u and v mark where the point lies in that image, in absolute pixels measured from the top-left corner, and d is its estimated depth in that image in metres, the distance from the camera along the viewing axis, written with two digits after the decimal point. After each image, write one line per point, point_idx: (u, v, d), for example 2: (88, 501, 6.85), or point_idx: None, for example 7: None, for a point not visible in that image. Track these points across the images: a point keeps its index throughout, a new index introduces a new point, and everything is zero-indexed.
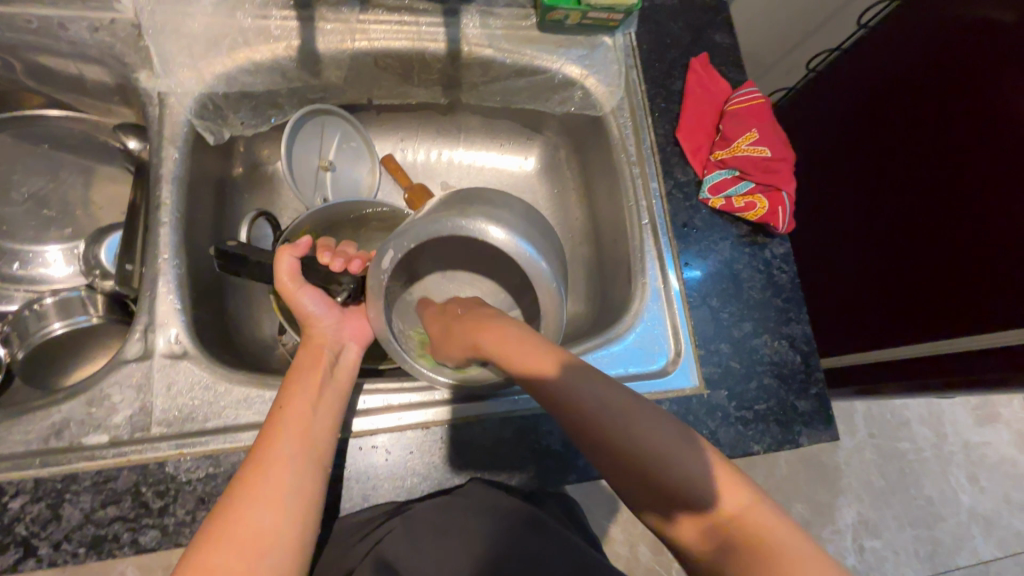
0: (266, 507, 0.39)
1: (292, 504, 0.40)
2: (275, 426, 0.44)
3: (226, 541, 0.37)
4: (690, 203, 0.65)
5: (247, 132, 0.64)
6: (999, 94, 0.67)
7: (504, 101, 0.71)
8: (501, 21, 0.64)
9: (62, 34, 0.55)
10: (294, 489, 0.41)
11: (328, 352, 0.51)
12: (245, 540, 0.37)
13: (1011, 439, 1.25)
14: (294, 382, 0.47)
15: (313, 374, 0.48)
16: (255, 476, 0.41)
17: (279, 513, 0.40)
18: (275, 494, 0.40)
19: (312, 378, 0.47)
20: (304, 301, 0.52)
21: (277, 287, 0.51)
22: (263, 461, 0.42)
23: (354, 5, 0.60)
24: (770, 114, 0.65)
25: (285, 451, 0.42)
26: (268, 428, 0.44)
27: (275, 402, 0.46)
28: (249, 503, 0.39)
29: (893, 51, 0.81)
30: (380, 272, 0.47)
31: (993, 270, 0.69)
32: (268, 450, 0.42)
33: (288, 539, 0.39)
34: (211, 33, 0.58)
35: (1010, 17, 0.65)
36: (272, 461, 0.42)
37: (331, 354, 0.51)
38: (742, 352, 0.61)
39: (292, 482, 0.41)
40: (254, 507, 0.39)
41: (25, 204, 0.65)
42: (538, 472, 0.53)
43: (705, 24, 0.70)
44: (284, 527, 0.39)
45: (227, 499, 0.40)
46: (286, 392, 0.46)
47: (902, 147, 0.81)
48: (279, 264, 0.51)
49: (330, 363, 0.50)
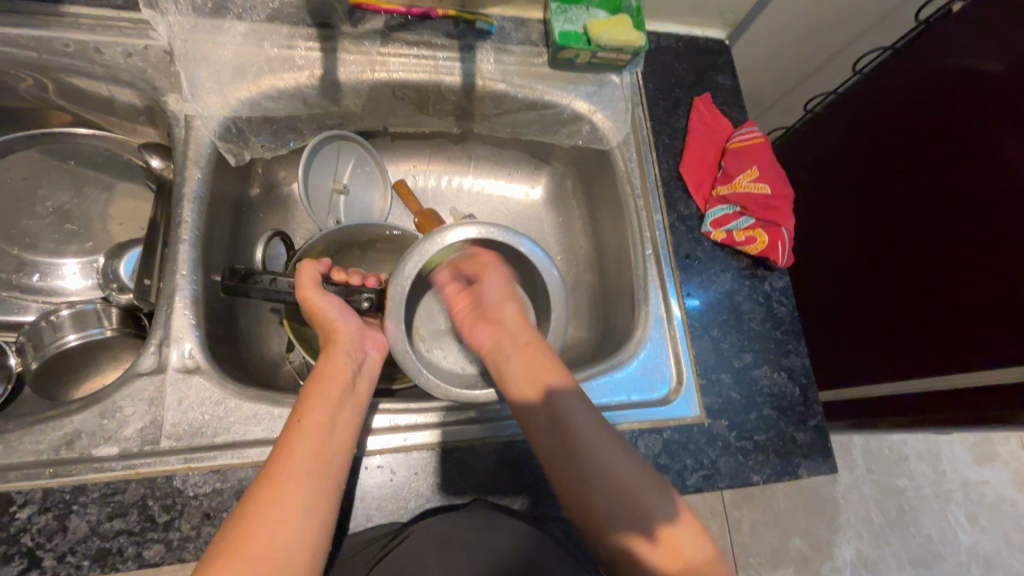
0: (280, 522, 0.40)
1: (306, 519, 0.41)
2: (295, 435, 0.44)
3: (242, 552, 0.38)
4: (692, 235, 0.67)
5: (267, 154, 0.66)
6: (990, 141, 0.70)
7: (514, 132, 0.74)
8: (514, 58, 0.67)
9: (97, 58, 0.57)
10: (308, 501, 0.42)
11: (350, 361, 0.52)
12: (259, 552, 0.38)
13: (1008, 477, 1.24)
14: (314, 391, 0.48)
15: (334, 383, 0.49)
16: (270, 488, 0.41)
17: (292, 527, 0.40)
18: (290, 508, 0.41)
19: (333, 389, 0.48)
20: (329, 309, 0.53)
21: (302, 297, 0.52)
22: (278, 473, 0.42)
23: (375, 38, 0.63)
24: (769, 152, 0.67)
25: (306, 463, 0.43)
26: (285, 437, 0.45)
27: (295, 413, 0.46)
28: (262, 516, 0.40)
29: (887, 96, 0.84)
30: (404, 278, 0.53)
31: (988, 313, 0.71)
32: (284, 460, 0.43)
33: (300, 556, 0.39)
34: (238, 61, 0.60)
35: (998, 68, 0.69)
36: (287, 473, 0.42)
37: (354, 363, 0.52)
38: (742, 382, 0.62)
39: (306, 494, 0.42)
40: (270, 523, 0.39)
41: (49, 217, 0.66)
42: (542, 496, 0.54)
43: (708, 66, 0.74)
44: (297, 538, 0.40)
45: (243, 509, 0.40)
46: (306, 401, 0.47)
47: (897, 190, 0.83)
48: (302, 272, 0.53)
49: (352, 374, 0.51)
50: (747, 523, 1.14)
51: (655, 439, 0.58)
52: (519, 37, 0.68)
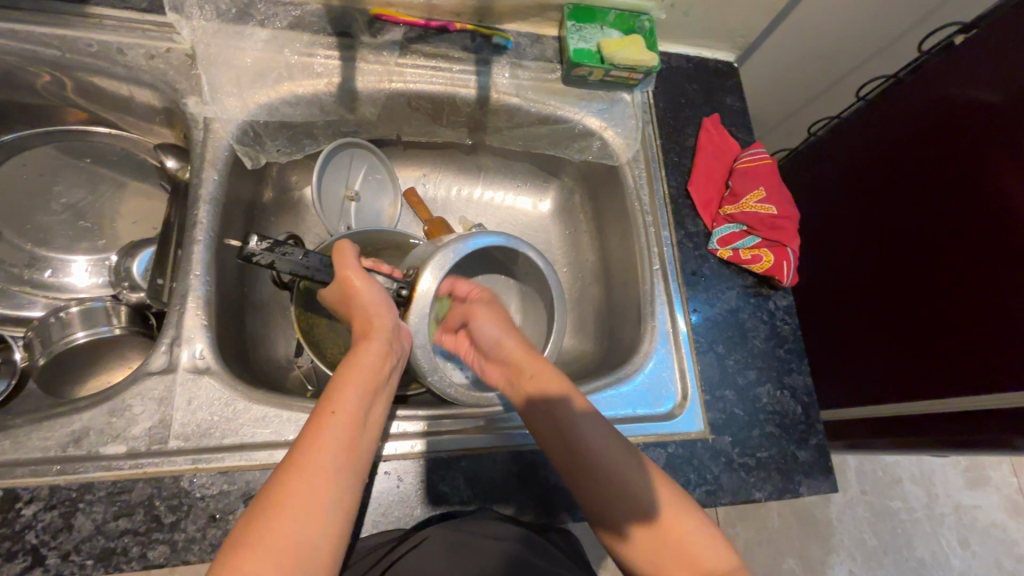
0: (309, 513, 0.38)
1: (333, 512, 0.39)
2: (329, 422, 0.42)
3: (267, 546, 0.36)
4: (699, 253, 0.68)
5: (281, 159, 0.66)
6: (993, 168, 0.71)
7: (524, 145, 0.75)
8: (528, 72, 0.69)
9: (120, 59, 0.58)
10: (335, 500, 0.39)
11: (391, 355, 0.49)
12: (284, 551, 0.36)
13: (1000, 503, 1.24)
14: (349, 381, 0.46)
15: (369, 371, 0.47)
16: (298, 480, 0.39)
17: (317, 525, 0.38)
18: (317, 506, 0.38)
19: (369, 381, 0.46)
20: (369, 292, 0.51)
21: (343, 277, 0.51)
22: (306, 467, 0.39)
23: (393, 49, 0.64)
24: (776, 174, 0.69)
25: (338, 454, 0.41)
26: (316, 425, 0.42)
27: (326, 397, 0.44)
28: (288, 510, 0.37)
29: (890, 121, 0.86)
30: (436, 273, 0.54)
31: (989, 338, 0.71)
32: (314, 451, 0.40)
33: (323, 552, 0.37)
34: (259, 66, 0.61)
35: (998, 99, 0.70)
36: (316, 466, 0.40)
37: (393, 356, 0.50)
38: (745, 400, 0.62)
39: (334, 492, 0.39)
40: (296, 519, 0.37)
41: (63, 214, 0.66)
42: (545, 506, 0.54)
43: (717, 87, 0.76)
44: (320, 538, 0.38)
45: (266, 498, 0.38)
46: (340, 389, 0.45)
47: (899, 213, 0.84)
48: (342, 255, 0.52)
49: (390, 367, 0.49)
50: (741, 541, 1.14)
51: (660, 453, 0.58)
52: (534, 53, 0.69)
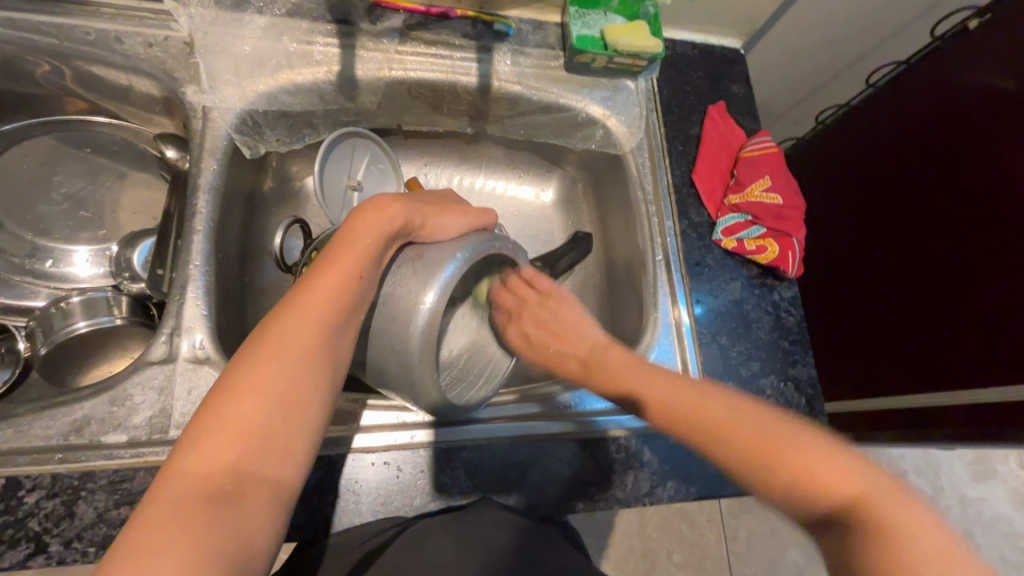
0: (292, 371, 0.37)
1: (316, 375, 0.38)
2: (323, 286, 0.40)
3: (250, 387, 0.36)
4: (703, 243, 0.67)
5: (282, 149, 0.65)
6: (1005, 157, 0.69)
7: (527, 134, 0.74)
8: (530, 59, 0.68)
9: (118, 48, 0.58)
10: (318, 361, 0.39)
11: (414, 227, 0.46)
12: (272, 397, 0.36)
13: (1007, 495, 1.23)
14: (355, 235, 0.42)
15: (371, 233, 0.43)
16: (286, 333, 0.38)
17: (301, 380, 0.37)
18: (302, 361, 0.38)
19: (374, 241, 0.43)
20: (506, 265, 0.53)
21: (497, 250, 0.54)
22: (294, 321, 0.39)
23: (394, 37, 0.64)
24: (782, 163, 0.68)
25: (319, 326, 0.39)
26: (314, 278, 0.41)
27: (336, 253, 0.42)
28: (276, 360, 0.37)
29: (900, 109, 0.84)
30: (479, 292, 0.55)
31: (1001, 328, 0.70)
32: (305, 308, 0.39)
33: (307, 410, 0.37)
34: (257, 54, 0.61)
35: (1012, 86, 0.68)
36: (304, 323, 0.39)
37: (410, 231, 0.45)
38: (748, 392, 0.62)
39: (318, 355, 0.39)
40: (279, 372, 0.37)
41: (63, 204, 0.66)
42: (543, 498, 0.54)
43: (723, 75, 0.74)
44: (305, 393, 0.37)
45: (261, 346, 0.37)
46: (345, 246, 0.42)
47: (909, 201, 0.83)
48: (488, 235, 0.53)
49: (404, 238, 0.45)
50: (744, 532, 1.14)
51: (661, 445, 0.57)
52: (535, 40, 0.68)
